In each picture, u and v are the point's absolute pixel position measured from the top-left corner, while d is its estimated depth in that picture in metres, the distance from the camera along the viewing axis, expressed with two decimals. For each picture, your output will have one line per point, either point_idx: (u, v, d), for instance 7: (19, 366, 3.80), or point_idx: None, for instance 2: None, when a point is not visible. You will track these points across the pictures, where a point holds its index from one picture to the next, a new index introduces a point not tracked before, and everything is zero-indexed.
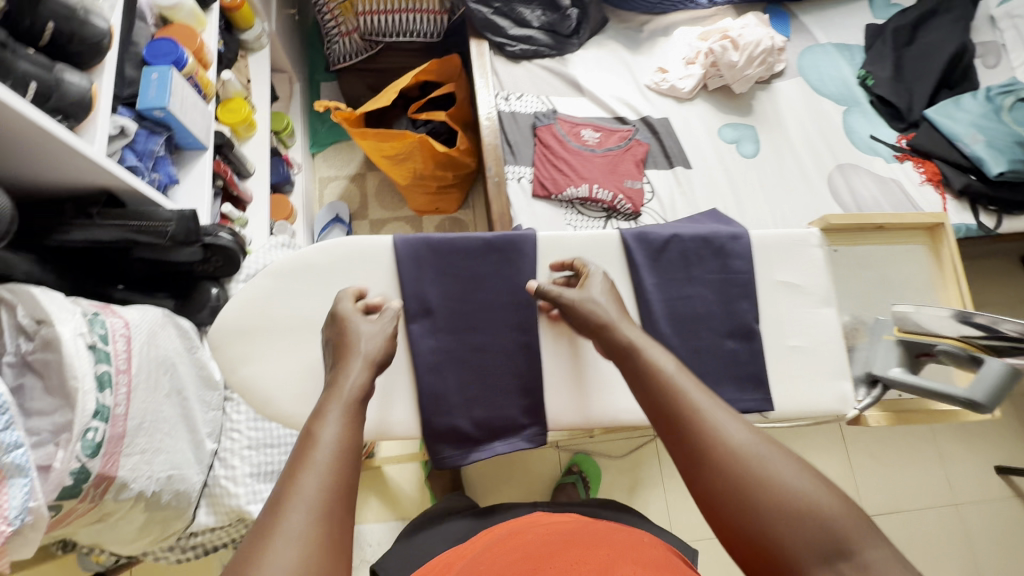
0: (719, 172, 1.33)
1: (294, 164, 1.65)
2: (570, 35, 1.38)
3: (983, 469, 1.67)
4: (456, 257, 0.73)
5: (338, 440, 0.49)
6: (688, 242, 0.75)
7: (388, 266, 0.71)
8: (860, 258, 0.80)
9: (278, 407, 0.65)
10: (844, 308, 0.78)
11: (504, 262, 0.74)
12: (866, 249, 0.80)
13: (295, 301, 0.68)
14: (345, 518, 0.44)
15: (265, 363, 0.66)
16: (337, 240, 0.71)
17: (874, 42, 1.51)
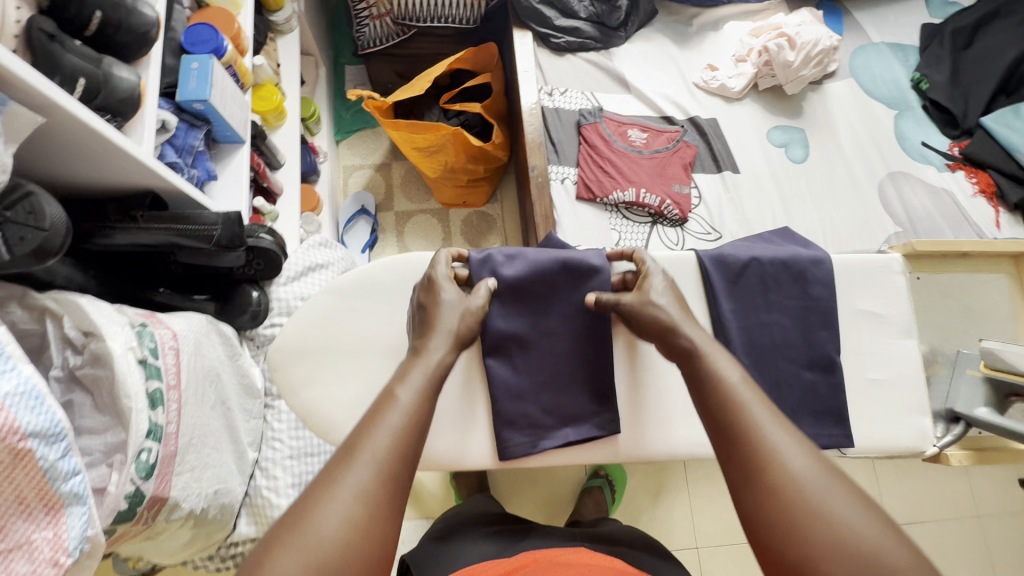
0: (768, 177, 1.28)
1: (321, 153, 1.59)
2: (617, 27, 1.32)
3: (1007, 482, 1.67)
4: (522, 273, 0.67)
5: (410, 411, 0.50)
6: (767, 266, 0.71)
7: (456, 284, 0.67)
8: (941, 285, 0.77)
9: (343, 433, 0.62)
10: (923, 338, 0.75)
11: (573, 281, 0.67)
12: (950, 278, 0.78)
13: (359, 322, 0.64)
14: (402, 485, 0.46)
15: (328, 387, 0.63)
16: (401, 256, 0.66)
17: (930, 43, 1.45)
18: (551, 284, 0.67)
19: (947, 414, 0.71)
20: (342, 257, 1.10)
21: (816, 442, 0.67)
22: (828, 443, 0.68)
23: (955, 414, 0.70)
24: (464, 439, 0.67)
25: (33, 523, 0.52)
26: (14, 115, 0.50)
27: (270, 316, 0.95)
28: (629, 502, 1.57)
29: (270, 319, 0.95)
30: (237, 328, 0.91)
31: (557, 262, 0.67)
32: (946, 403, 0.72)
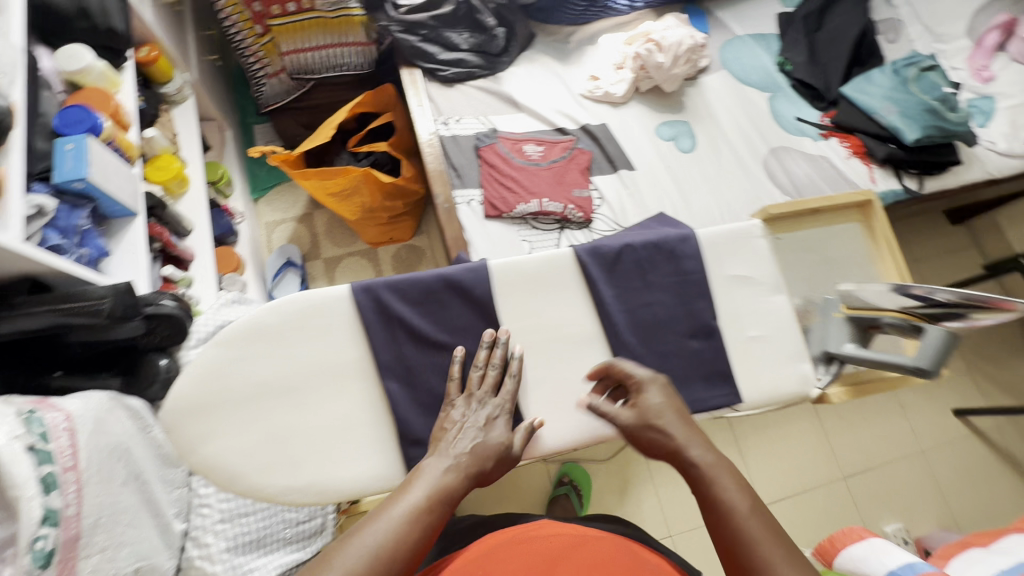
0: (662, 169, 1.37)
1: (237, 213, 1.59)
2: (500, 54, 1.39)
3: (942, 414, 1.78)
4: (412, 299, 0.69)
5: (435, 484, 0.56)
6: (640, 250, 0.76)
7: (345, 315, 0.68)
8: (804, 242, 0.82)
9: (246, 481, 0.62)
10: (795, 292, 0.81)
11: (461, 296, 0.70)
12: (808, 234, 0.82)
13: (251, 368, 0.65)
14: (411, 549, 0.50)
15: (225, 437, 0.63)
16: (285, 297, 0.68)
17: (787, 29, 1.59)
18: (438, 302, 0.70)
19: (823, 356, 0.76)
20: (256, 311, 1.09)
21: (708, 405, 0.71)
22: (720, 403, 0.72)
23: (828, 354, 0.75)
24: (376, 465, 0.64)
25: None
26: None
27: None
28: (598, 504, 1.58)
29: None
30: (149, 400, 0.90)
31: (442, 281, 0.70)
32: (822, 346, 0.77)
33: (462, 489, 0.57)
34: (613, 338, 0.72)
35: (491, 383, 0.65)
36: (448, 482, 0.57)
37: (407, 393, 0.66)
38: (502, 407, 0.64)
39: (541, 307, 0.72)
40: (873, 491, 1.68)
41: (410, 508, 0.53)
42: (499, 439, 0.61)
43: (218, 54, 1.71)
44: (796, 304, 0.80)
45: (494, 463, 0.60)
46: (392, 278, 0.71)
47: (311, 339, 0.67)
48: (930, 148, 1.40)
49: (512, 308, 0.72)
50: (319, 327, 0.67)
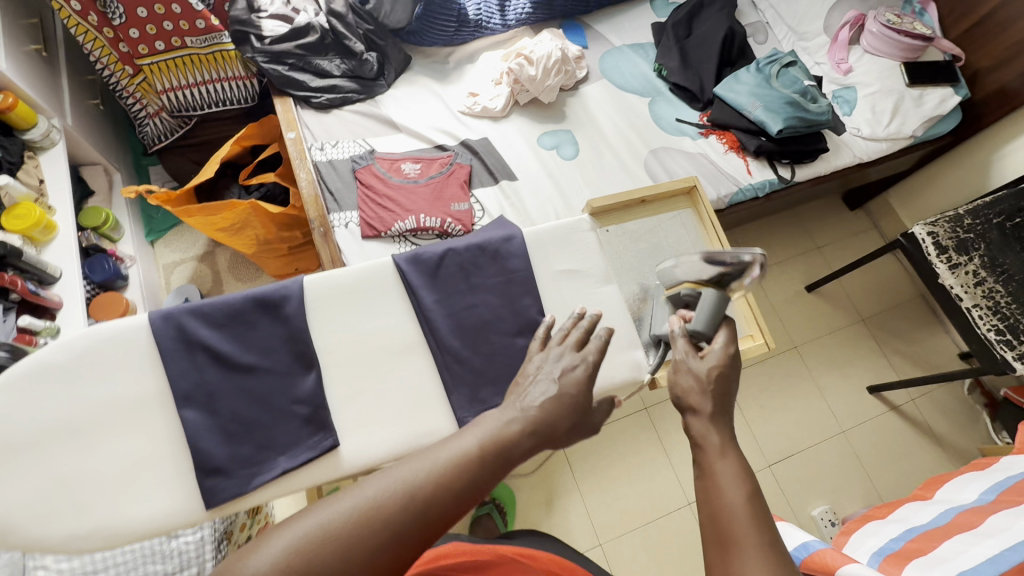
0: (545, 177, 1.39)
1: (125, 257, 1.54)
2: (376, 77, 1.42)
3: (858, 392, 1.81)
4: (219, 323, 0.68)
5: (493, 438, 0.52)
6: (464, 253, 0.76)
7: (144, 346, 0.65)
8: (634, 233, 0.84)
9: (24, 531, 0.58)
10: (625, 282, 0.82)
11: (273, 316, 0.69)
12: (634, 224, 0.85)
13: (35, 410, 0.61)
14: (442, 496, 0.47)
15: (1, 487, 0.59)
16: (78, 332, 0.64)
17: (661, 37, 1.67)
18: (246, 323, 0.69)
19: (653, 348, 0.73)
20: None
21: None
22: None
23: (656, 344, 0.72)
24: (174, 500, 0.62)
25: None
26: None
27: None
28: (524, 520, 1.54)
29: None
30: None
31: (250, 302, 0.69)
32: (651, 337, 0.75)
33: (520, 448, 0.52)
34: (434, 343, 0.71)
35: (576, 340, 0.64)
36: (510, 436, 0.53)
37: (209, 419, 0.65)
38: (578, 360, 0.61)
39: (359, 319, 0.71)
40: (799, 476, 1.68)
41: (455, 454, 0.50)
42: (574, 392, 0.57)
43: (102, 98, 1.68)
44: (628, 294, 0.81)
45: (566, 424, 0.56)
46: (198, 303, 0.69)
47: (104, 374, 0.64)
48: (797, 138, 1.47)
49: (327, 323, 0.70)
50: (114, 361, 0.64)
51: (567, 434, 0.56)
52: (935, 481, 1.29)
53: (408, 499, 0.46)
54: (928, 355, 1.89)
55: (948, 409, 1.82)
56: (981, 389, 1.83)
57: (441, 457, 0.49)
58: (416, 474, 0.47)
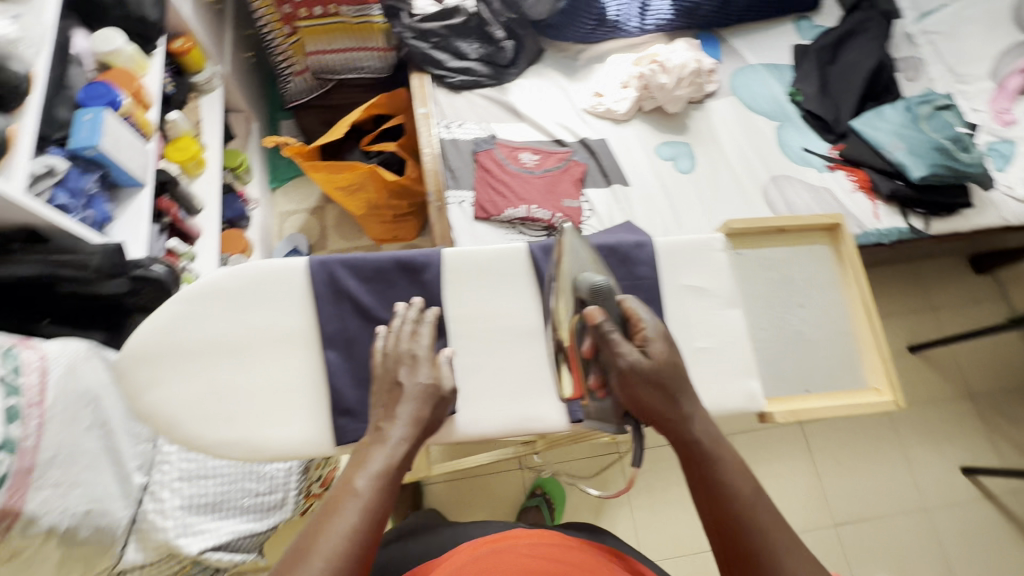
0: (658, 188, 1.37)
1: (251, 199, 1.68)
2: (508, 65, 1.45)
3: (949, 470, 1.68)
4: (366, 278, 0.73)
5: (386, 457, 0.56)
6: (594, 252, 0.78)
7: (299, 285, 0.72)
8: (768, 260, 0.81)
9: (185, 429, 0.66)
10: (749, 305, 0.78)
11: (413, 280, 0.74)
12: (769, 251, 0.81)
13: (204, 325, 0.69)
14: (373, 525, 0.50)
15: (172, 386, 0.67)
16: (247, 263, 0.71)
17: (801, 61, 1.59)
18: (388, 282, 0.73)
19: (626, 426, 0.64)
20: None
21: None
22: None
23: (620, 412, 0.63)
24: (307, 430, 0.68)
25: None
26: None
27: None
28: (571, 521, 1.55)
29: None
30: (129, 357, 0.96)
31: (394, 262, 0.73)
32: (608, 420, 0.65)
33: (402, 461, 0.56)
34: (556, 334, 0.73)
35: (400, 335, 0.67)
36: (393, 454, 0.56)
37: (345, 363, 0.70)
38: (422, 358, 0.65)
39: (489, 298, 0.74)
40: (865, 543, 1.58)
41: (364, 497, 0.51)
42: (425, 392, 0.62)
43: (253, 52, 1.82)
44: (751, 319, 0.78)
45: (429, 418, 0.61)
46: (348, 256, 0.75)
47: (262, 305, 0.70)
48: (938, 188, 1.37)
49: (459, 296, 0.74)
50: (272, 294, 0.71)
51: (434, 422, 0.63)
52: None
53: (352, 555, 0.47)
54: None
55: None
56: None
57: (352, 505, 0.50)
58: (345, 527, 0.48)
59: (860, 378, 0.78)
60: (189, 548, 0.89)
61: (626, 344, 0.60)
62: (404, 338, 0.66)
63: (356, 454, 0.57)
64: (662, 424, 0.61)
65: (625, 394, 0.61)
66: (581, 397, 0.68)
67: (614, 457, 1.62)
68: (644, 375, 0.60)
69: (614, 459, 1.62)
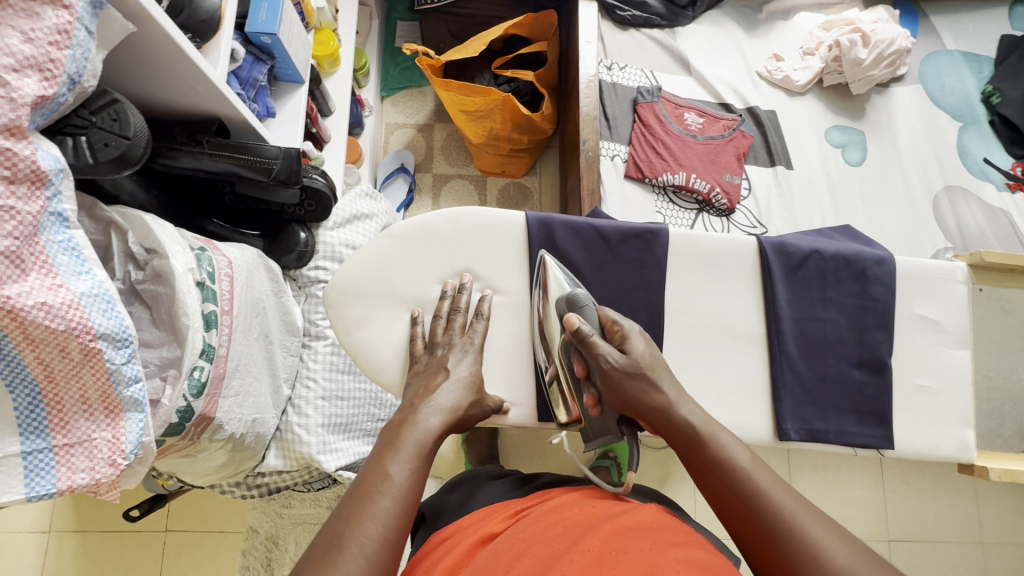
0: (821, 177, 1.25)
1: (366, 106, 1.58)
2: (685, 6, 1.29)
3: (1016, 512, 1.66)
4: (589, 242, 0.72)
5: (427, 435, 0.56)
6: (827, 261, 0.71)
7: (519, 240, 0.74)
8: (1006, 301, 0.79)
9: (387, 374, 0.72)
10: (979, 353, 0.79)
11: (642, 249, 0.72)
12: (1012, 293, 0.79)
13: (414, 267, 0.73)
14: (412, 511, 0.50)
15: (377, 326, 0.73)
16: (461, 207, 0.73)
17: (1008, 56, 1.39)
18: (604, 252, 0.72)
19: (625, 435, 0.64)
20: (384, 210, 1.11)
21: (854, 440, 0.68)
22: (867, 442, 0.69)
23: (617, 419, 0.65)
24: (512, 383, 0.74)
25: (93, 423, 0.54)
26: (108, 21, 0.51)
27: (315, 259, 0.96)
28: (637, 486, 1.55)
29: (315, 262, 0.97)
30: (282, 267, 0.94)
31: (611, 232, 0.72)
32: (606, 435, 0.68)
33: (436, 439, 0.57)
34: (776, 344, 0.69)
35: (461, 325, 0.70)
36: (431, 430, 0.57)
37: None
38: (470, 348, 0.68)
39: (707, 293, 0.71)
40: (914, 560, 1.59)
41: (398, 484, 0.51)
42: (468, 375, 0.65)
43: None
44: (976, 368, 0.79)
45: (472, 410, 0.64)
46: (567, 215, 0.74)
47: (484, 255, 0.73)
48: None
49: (680, 284, 0.71)
50: (493, 242, 0.73)
51: (469, 416, 0.63)
52: None
53: (389, 544, 0.47)
54: None
55: None
56: None
57: (386, 492, 0.50)
58: (386, 515, 0.48)
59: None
60: (328, 465, 0.89)
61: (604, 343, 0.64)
62: (454, 328, 0.70)
63: (389, 432, 0.57)
64: (650, 415, 0.62)
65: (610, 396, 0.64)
66: (579, 415, 0.70)
67: None
68: (625, 369, 0.62)
69: None
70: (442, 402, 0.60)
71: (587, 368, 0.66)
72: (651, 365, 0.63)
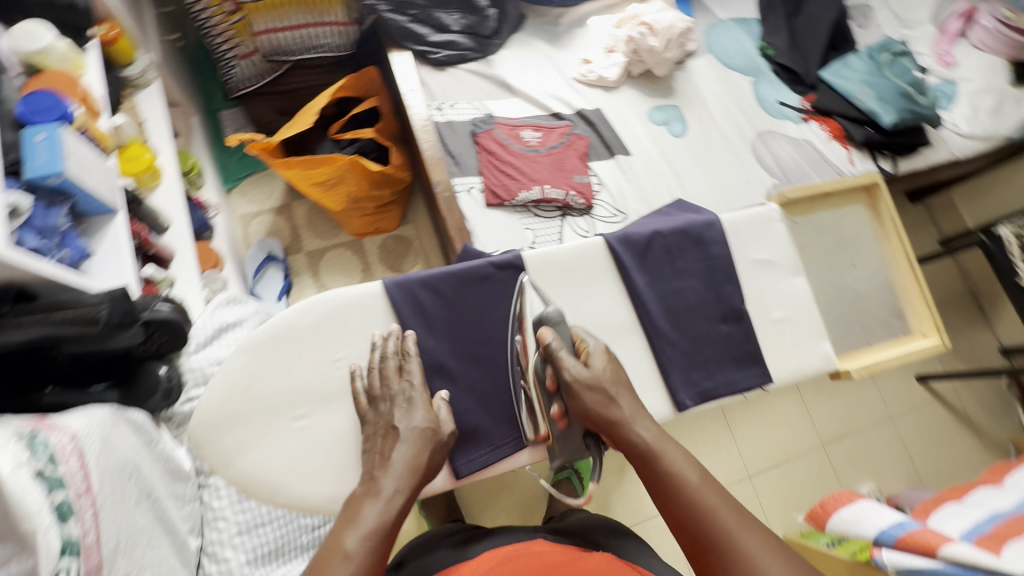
0: (658, 155, 1.37)
1: (210, 206, 1.49)
2: (492, 36, 1.36)
3: (908, 380, 1.90)
4: (453, 292, 0.74)
5: (382, 514, 0.58)
6: (669, 238, 0.77)
7: (384, 312, 0.73)
8: (818, 224, 0.92)
9: (288, 493, 0.68)
10: (814, 274, 0.90)
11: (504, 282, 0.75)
12: (819, 216, 0.92)
13: (281, 374, 0.70)
14: None
15: (262, 450, 0.68)
16: (315, 297, 0.72)
17: (768, 14, 1.62)
18: (469, 295, 0.74)
19: (591, 447, 0.68)
20: (257, 311, 1.05)
21: (741, 385, 0.75)
22: (750, 383, 0.76)
23: (583, 432, 0.68)
24: None
25: None
26: None
27: (185, 391, 0.89)
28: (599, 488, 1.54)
29: (186, 394, 0.89)
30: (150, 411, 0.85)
31: (468, 273, 0.74)
32: (574, 450, 0.70)
33: (395, 508, 0.59)
34: (647, 323, 0.74)
35: (394, 369, 0.69)
36: (386, 515, 0.58)
37: (456, 389, 0.73)
38: (413, 389, 0.67)
39: (575, 299, 0.75)
40: (848, 455, 1.78)
41: (355, 562, 0.53)
42: (423, 425, 0.65)
43: (178, 33, 1.58)
44: (815, 286, 0.90)
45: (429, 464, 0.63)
46: (421, 273, 0.75)
47: (350, 340, 0.72)
48: (903, 131, 1.47)
49: (548, 300, 0.74)
50: (355, 323, 0.72)
51: (431, 467, 0.64)
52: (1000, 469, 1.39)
53: None
54: (971, 349, 1.99)
55: (986, 400, 1.93)
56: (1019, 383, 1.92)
57: (339, 570, 0.52)
58: None
59: (905, 325, 0.94)
60: None
61: (571, 358, 0.67)
62: (391, 375, 0.68)
63: (348, 507, 0.59)
64: (607, 428, 0.66)
65: (577, 409, 0.67)
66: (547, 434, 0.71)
67: None
68: (588, 382, 0.66)
69: None
70: (394, 462, 0.62)
71: (557, 381, 0.68)
72: (610, 381, 0.67)
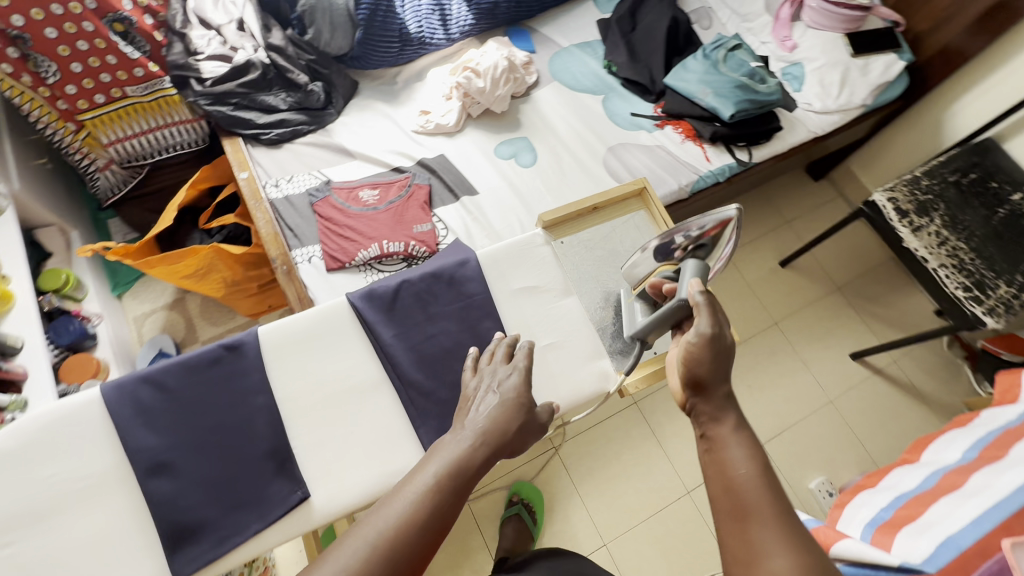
0: (505, 187, 1.39)
1: (91, 316, 1.50)
2: (324, 107, 1.44)
3: (843, 361, 1.84)
4: (179, 382, 0.84)
5: (454, 456, 0.59)
6: (417, 284, 0.96)
7: (103, 416, 0.80)
8: (589, 236, 1.10)
9: None
10: (584, 294, 1.06)
11: (228, 364, 0.86)
12: (590, 230, 1.11)
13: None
14: (447, 519, 0.54)
15: None
16: (30, 417, 0.78)
17: (606, 34, 1.67)
18: (199, 381, 0.84)
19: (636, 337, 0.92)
20: None
21: None
22: None
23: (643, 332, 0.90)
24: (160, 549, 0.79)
25: None
26: None
27: None
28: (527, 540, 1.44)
29: None
30: None
31: (192, 361, 0.84)
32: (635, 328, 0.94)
33: (476, 457, 0.59)
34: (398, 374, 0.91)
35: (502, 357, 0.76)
36: (465, 453, 0.60)
37: (176, 483, 0.80)
38: (514, 369, 0.71)
39: (321, 357, 0.89)
40: (792, 453, 1.69)
41: (429, 483, 0.55)
42: (517, 401, 0.67)
43: (47, 156, 1.62)
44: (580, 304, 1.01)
45: (515, 425, 0.64)
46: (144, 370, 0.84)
47: (68, 452, 0.78)
48: (748, 121, 1.48)
49: (287, 371, 0.88)
50: (73, 433, 0.78)
51: (515, 437, 0.65)
52: (920, 444, 1.30)
53: (414, 537, 0.51)
54: (904, 316, 1.91)
55: (931, 367, 1.85)
56: (961, 343, 1.83)
57: (421, 484, 0.55)
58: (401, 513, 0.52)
59: None
60: None
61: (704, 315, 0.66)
62: (497, 357, 0.76)
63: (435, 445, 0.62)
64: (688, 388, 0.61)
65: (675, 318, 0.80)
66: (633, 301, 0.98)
67: (553, 451, 1.63)
68: (696, 342, 0.63)
69: (553, 453, 1.63)
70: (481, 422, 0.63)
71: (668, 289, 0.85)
72: (722, 355, 0.63)
